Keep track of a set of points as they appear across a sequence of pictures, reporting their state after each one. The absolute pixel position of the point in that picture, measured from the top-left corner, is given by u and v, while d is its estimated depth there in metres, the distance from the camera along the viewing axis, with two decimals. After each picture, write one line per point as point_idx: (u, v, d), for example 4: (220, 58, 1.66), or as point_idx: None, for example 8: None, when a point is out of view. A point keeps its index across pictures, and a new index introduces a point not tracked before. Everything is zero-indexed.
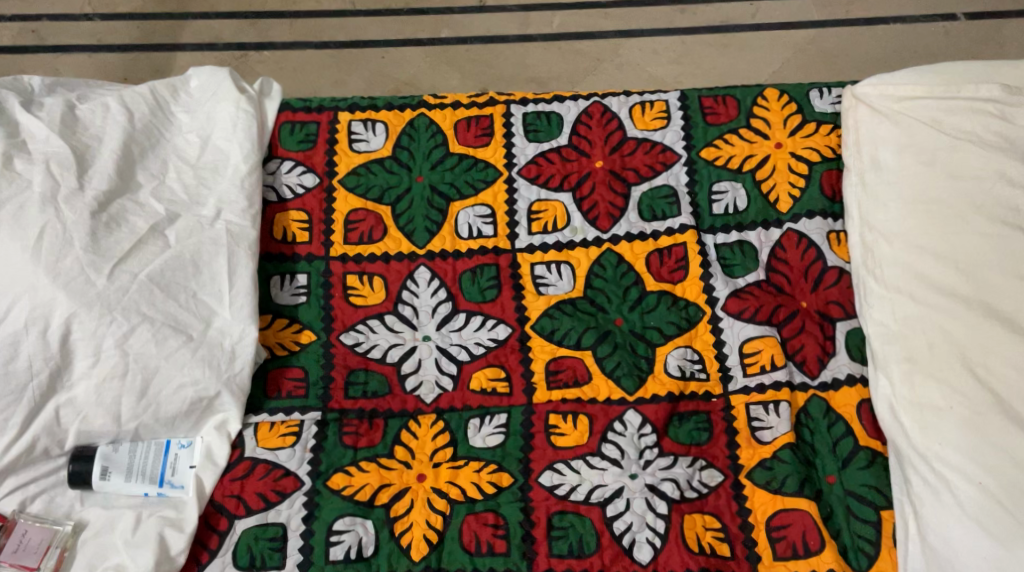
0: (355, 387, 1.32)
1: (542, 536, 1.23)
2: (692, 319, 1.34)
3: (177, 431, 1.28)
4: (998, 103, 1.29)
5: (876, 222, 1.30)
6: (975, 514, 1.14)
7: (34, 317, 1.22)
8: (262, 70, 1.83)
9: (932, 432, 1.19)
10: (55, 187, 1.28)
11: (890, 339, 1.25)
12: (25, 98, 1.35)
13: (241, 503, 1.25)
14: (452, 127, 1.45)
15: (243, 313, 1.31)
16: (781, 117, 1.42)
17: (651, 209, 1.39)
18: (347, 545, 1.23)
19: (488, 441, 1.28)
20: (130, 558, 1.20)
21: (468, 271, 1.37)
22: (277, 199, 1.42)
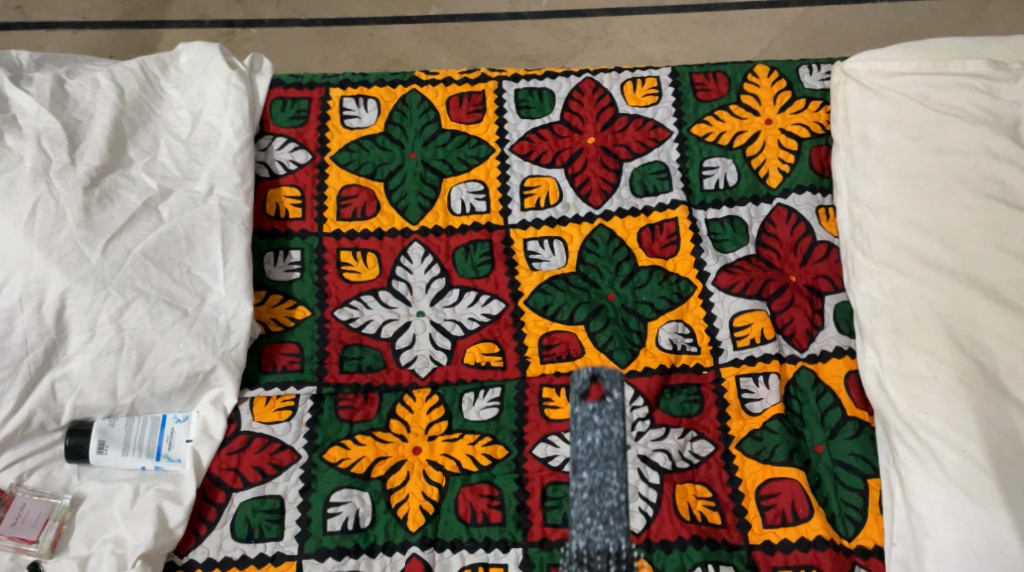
0: (350, 361, 1.32)
1: (537, 506, 1.25)
2: (683, 294, 1.35)
3: (172, 406, 1.28)
4: (985, 78, 1.32)
5: (864, 196, 1.32)
6: (959, 480, 1.16)
7: (29, 292, 1.23)
8: (249, 48, 1.82)
9: (919, 402, 1.21)
10: (47, 162, 1.28)
11: (878, 312, 1.27)
12: (14, 73, 1.35)
13: (238, 476, 1.26)
14: (444, 104, 1.46)
15: (238, 288, 1.31)
16: (771, 93, 1.44)
17: (643, 185, 1.40)
18: (345, 517, 1.24)
19: (482, 414, 1.30)
20: (129, 530, 1.21)
21: (462, 247, 1.38)
22: (269, 175, 1.42)
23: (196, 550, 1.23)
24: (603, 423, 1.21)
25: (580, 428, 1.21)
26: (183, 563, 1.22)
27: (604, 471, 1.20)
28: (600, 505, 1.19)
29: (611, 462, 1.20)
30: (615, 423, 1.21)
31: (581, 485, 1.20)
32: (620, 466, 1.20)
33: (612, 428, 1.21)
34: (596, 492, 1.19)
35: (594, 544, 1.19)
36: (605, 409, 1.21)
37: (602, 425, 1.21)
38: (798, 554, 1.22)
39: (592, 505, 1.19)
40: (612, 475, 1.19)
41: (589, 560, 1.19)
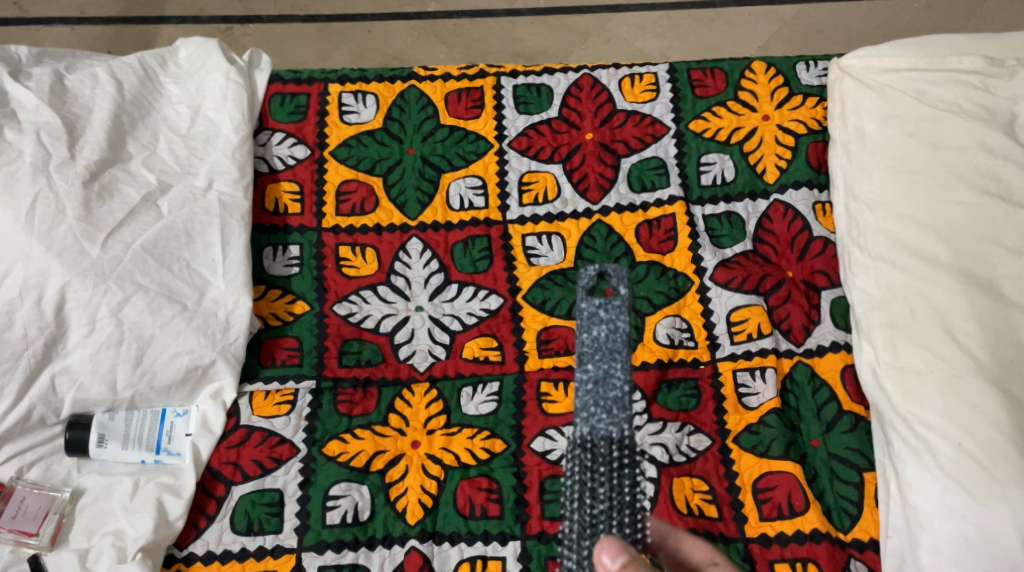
0: (349, 356, 1.33)
1: (535, 500, 1.26)
2: (680, 289, 1.36)
3: (172, 400, 1.29)
4: (981, 75, 1.33)
5: (860, 192, 1.33)
6: (954, 473, 1.17)
7: (29, 285, 1.23)
8: (248, 44, 1.83)
9: (914, 396, 1.22)
10: (46, 156, 1.28)
11: (874, 307, 1.28)
12: (13, 68, 1.35)
13: (237, 470, 1.26)
14: (442, 99, 1.46)
15: (237, 283, 1.32)
16: (768, 89, 1.45)
17: (641, 181, 1.41)
18: (344, 510, 1.25)
19: (481, 408, 1.30)
20: (129, 523, 1.21)
21: (460, 242, 1.39)
22: (268, 170, 1.43)
23: (196, 543, 1.23)
24: (610, 317, 0.96)
25: (584, 322, 0.96)
26: (182, 556, 1.23)
27: (609, 366, 0.96)
28: (604, 397, 0.96)
29: (619, 356, 0.96)
30: (621, 316, 0.96)
31: (584, 376, 0.96)
32: (628, 358, 0.96)
33: (619, 322, 0.96)
34: (601, 383, 0.96)
35: (597, 431, 0.96)
36: (612, 303, 0.96)
37: (609, 319, 0.96)
38: (794, 547, 1.23)
39: (595, 396, 0.96)
40: (617, 368, 0.96)
41: (592, 446, 0.96)
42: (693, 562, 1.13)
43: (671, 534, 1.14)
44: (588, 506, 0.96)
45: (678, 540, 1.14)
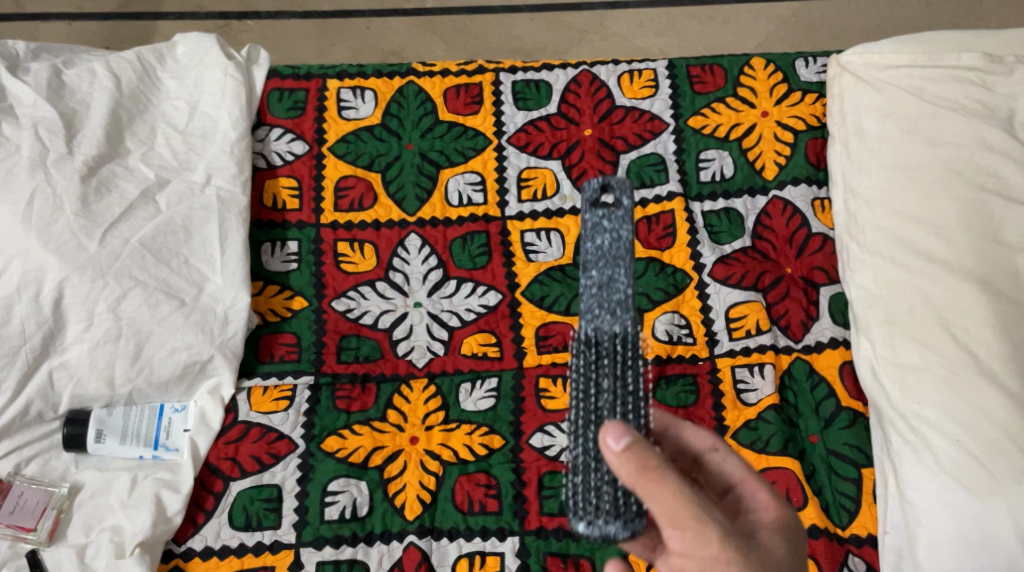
0: (348, 351, 1.33)
1: (533, 496, 1.26)
2: (679, 285, 1.36)
3: (170, 396, 1.28)
4: (979, 71, 1.33)
5: (859, 188, 1.33)
6: (952, 469, 1.17)
7: (27, 280, 1.23)
8: (246, 40, 1.82)
9: (912, 392, 1.22)
10: (44, 151, 1.28)
11: (872, 303, 1.28)
12: (11, 63, 1.35)
13: (236, 465, 1.26)
14: (441, 95, 1.46)
15: (235, 278, 1.31)
16: (767, 86, 1.45)
17: (639, 177, 1.41)
18: (342, 506, 1.25)
19: (479, 404, 1.30)
20: (127, 519, 1.21)
21: (459, 238, 1.39)
22: (267, 165, 1.42)
23: (194, 538, 1.23)
24: (613, 228, 1.01)
25: (588, 232, 1.02)
26: (180, 551, 1.23)
27: (612, 271, 1.01)
28: (608, 299, 1.01)
29: (621, 262, 1.01)
30: (624, 225, 1.01)
31: (588, 281, 1.01)
32: (630, 263, 1.01)
33: (621, 231, 1.01)
34: (605, 287, 1.01)
35: (601, 330, 1.01)
36: (615, 213, 1.01)
37: (612, 228, 1.01)
38: None
39: (599, 298, 1.01)
40: (621, 272, 1.01)
41: (597, 343, 1.01)
42: (695, 450, 1.10)
43: (673, 424, 1.11)
44: (593, 396, 1.00)
45: (679, 430, 1.11)
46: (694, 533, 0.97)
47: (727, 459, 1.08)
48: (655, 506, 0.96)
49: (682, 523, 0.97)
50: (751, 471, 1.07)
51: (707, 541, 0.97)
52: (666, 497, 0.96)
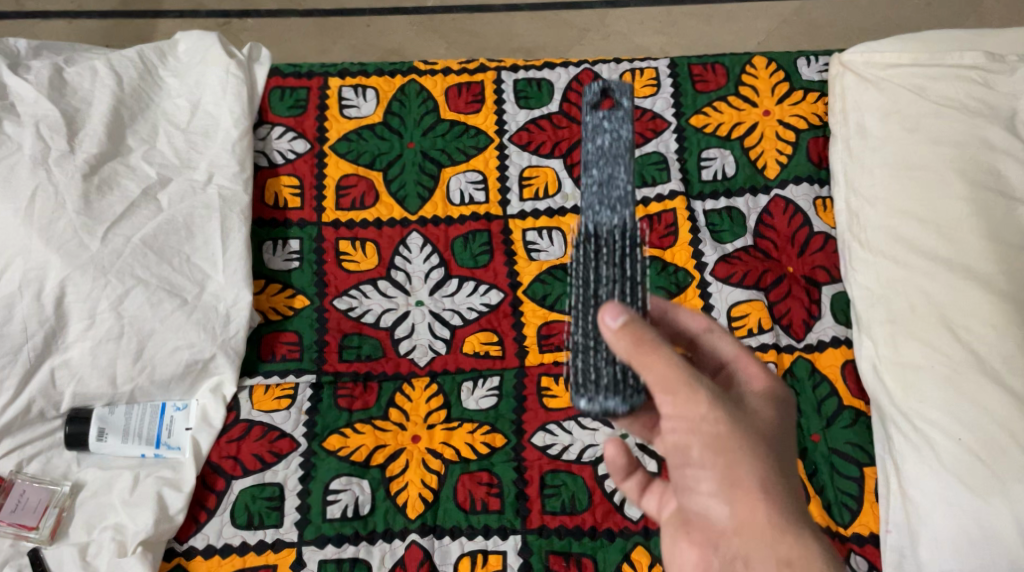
0: (349, 350, 1.33)
1: (535, 494, 1.26)
2: (681, 284, 1.36)
3: (172, 394, 1.28)
4: (981, 70, 1.34)
5: (861, 187, 1.33)
6: (954, 468, 1.17)
7: (29, 278, 1.23)
8: (246, 38, 1.82)
9: (914, 391, 1.22)
10: (45, 150, 1.28)
11: (874, 302, 1.28)
12: (12, 61, 1.35)
13: (238, 464, 1.26)
14: (443, 94, 1.46)
15: (237, 277, 1.31)
16: (769, 85, 1.45)
17: (641, 175, 1.41)
18: (344, 504, 1.25)
19: (481, 403, 1.30)
20: (129, 517, 1.21)
21: (461, 237, 1.39)
22: (268, 164, 1.42)
23: (196, 537, 1.23)
24: (613, 127, 1.05)
25: (589, 133, 1.05)
26: (182, 550, 1.22)
27: (612, 169, 1.04)
28: (608, 196, 1.03)
29: (622, 160, 1.04)
30: (624, 126, 1.05)
31: (589, 180, 1.04)
32: (630, 162, 1.04)
33: (621, 131, 1.05)
34: (605, 184, 1.04)
35: (601, 223, 1.03)
36: (615, 115, 1.05)
37: (612, 129, 1.05)
38: None
39: (600, 196, 1.04)
40: (620, 170, 1.04)
41: (598, 235, 1.03)
42: (689, 331, 1.11)
43: (668, 309, 1.12)
44: (593, 284, 1.02)
45: (675, 315, 1.12)
46: (685, 398, 0.99)
47: (721, 338, 1.10)
48: (650, 377, 0.98)
49: (674, 389, 0.98)
50: (744, 348, 1.09)
51: (697, 404, 0.99)
52: (660, 366, 0.97)
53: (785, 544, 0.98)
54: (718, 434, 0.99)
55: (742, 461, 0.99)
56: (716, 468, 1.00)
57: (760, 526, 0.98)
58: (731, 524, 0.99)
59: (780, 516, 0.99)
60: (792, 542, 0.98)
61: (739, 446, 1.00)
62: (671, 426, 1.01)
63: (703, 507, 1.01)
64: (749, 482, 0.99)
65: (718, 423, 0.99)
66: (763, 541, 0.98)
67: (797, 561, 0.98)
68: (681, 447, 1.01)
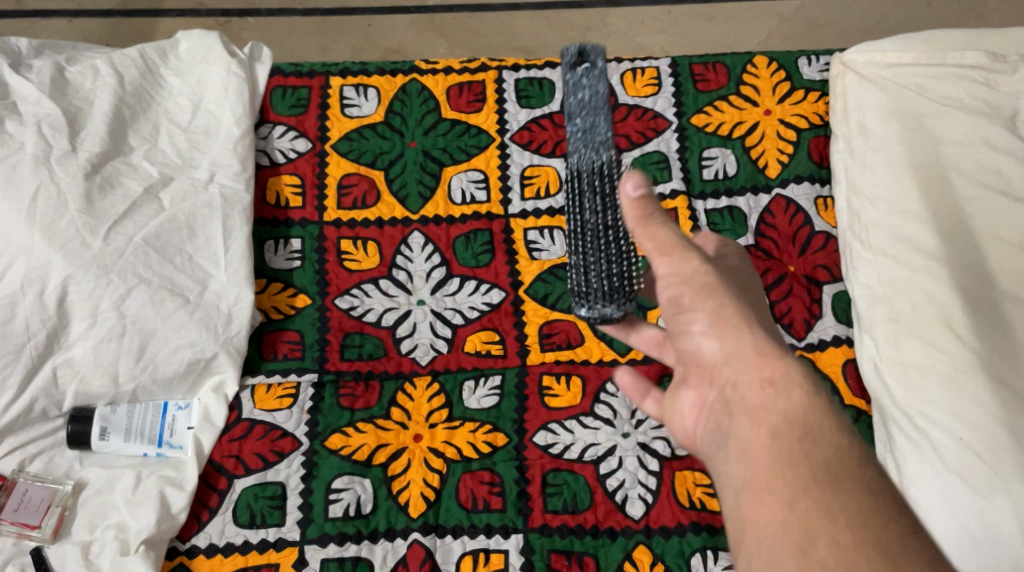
0: (351, 349, 1.33)
1: (537, 493, 1.26)
2: None
3: (174, 393, 1.28)
4: (983, 70, 1.34)
5: (862, 186, 1.33)
6: (956, 467, 1.17)
7: (31, 277, 1.23)
8: (247, 37, 1.82)
9: (916, 390, 1.22)
10: (47, 149, 1.28)
11: (876, 302, 1.28)
12: (13, 60, 1.35)
13: (239, 463, 1.26)
14: (444, 93, 1.46)
15: (239, 276, 1.31)
16: (770, 84, 1.45)
17: (642, 175, 1.41)
18: (346, 503, 1.25)
19: (483, 402, 1.30)
20: (132, 516, 1.21)
21: (462, 236, 1.39)
22: (269, 163, 1.42)
23: (199, 536, 1.23)
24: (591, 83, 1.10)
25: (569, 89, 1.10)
26: (185, 549, 1.22)
27: (592, 118, 1.09)
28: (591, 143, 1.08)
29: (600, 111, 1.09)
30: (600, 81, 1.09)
31: (573, 129, 1.09)
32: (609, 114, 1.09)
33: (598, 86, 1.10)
34: (588, 132, 1.09)
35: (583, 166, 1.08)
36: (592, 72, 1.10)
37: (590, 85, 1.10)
38: None
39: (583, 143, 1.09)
40: (601, 119, 1.09)
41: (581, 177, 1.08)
42: None
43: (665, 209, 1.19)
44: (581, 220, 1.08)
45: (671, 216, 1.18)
46: (681, 258, 1.03)
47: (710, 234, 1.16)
48: (650, 244, 1.04)
49: (670, 251, 1.04)
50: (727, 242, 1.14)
51: (691, 260, 1.03)
52: (661, 233, 1.04)
53: (769, 367, 0.98)
54: (706, 279, 1.03)
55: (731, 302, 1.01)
56: (707, 311, 1.01)
57: (746, 354, 0.99)
58: (720, 357, 1.00)
59: (766, 344, 0.99)
60: (775, 363, 0.98)
61: (725, 288, 1.02)
62: (664, 282, 1.04)
63: (693, 346, 1.03)
64: (738, 322, 1.00)
65: (709, 274, 1.03)
66: (746, 363, 0.98)
67: (778, 378, 0.97)
68: (671, 297, 1.04)
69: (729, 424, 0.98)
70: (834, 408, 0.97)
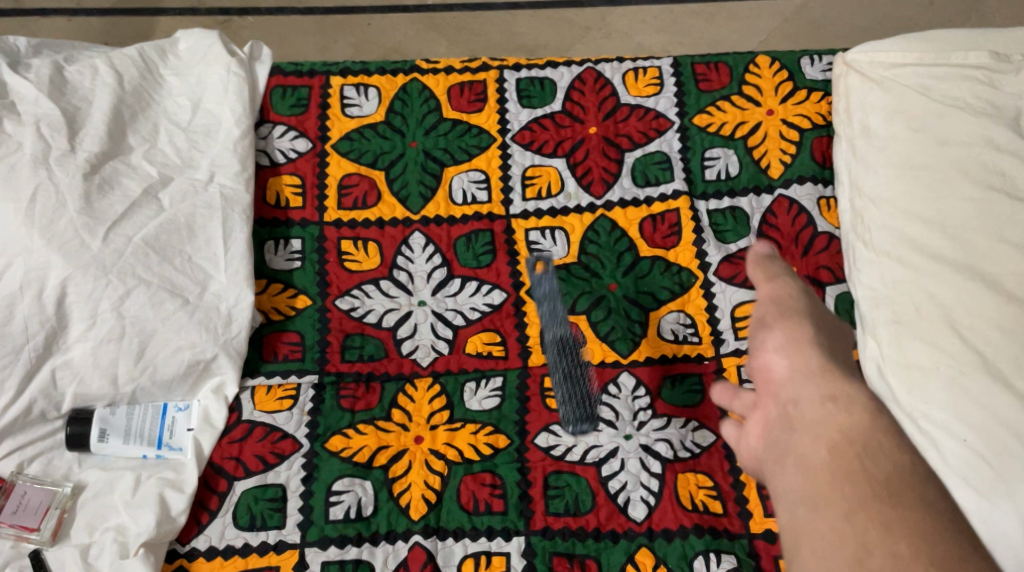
0: (352, 350, 1.32)
1: (539, 495, 1.25)
2: (685, 284, 1.35)
3: (174, 395, 1.28)
4: (987, 70, 1.33)
5: (865, 187, 1.33)
6: (960, 470, 1.16)
7: (30, 279, 1.23)
8: (247, 36, 1.82)
9: (919, 392, 1.21)
10: (46, 149, 1.28)
11: (879, 302, 1.28)
12: (11, 59, 1.34)
13: (240, 465, 1.25)
14: (445, 93, 1.45)
15: (239, 276, 1.31)
16: (772, 84, 1.44)
17: (644, 175, 1.40)
18: (347, 505, 1.24)
19: (484, 404, 1.30)
20: (131, 519, 1.20)
21: (463, 237, 1.38)
22: (269, 163, 1.42)
23: (198, 538, 1.22)
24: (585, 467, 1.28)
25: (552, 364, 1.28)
26: (185, 551, 1.22)
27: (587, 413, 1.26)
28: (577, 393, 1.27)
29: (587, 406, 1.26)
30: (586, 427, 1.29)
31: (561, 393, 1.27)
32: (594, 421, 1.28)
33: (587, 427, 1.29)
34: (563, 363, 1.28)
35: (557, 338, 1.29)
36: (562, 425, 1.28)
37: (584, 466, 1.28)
38: None
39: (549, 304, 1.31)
40: (578, 378, 1.28)
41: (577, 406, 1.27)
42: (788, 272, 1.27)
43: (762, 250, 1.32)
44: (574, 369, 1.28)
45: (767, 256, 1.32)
46: (780, 289, 1.23)
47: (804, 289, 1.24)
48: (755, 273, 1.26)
49: (773, 278, 1.24)
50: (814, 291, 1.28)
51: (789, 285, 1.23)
52: (775, 272, 1.25)
53: (830, 384, 1.11)
54: (793, 307, 1.21)
55: (804, 321, 1.19)
56: (783, 328, 1.19)
57: (812, 369, 1.13)
58: (788, 374, 1.15)
59: (836, 367, 1.13)
60: (842, 385, 1.11)
61: (807, 315, 1.20)
62: (761, 305, 1.23)
63: (767, 363, 1.18)
64: (807, 344, 1.16)
65: (798, 301, 1.21)
66: (810, 380, 1.12)
67: (840, 398, 1.09)
68: (760, 319, 1.22)
69: (789, 439, 1.09)
70: (895, 432, 1.07)
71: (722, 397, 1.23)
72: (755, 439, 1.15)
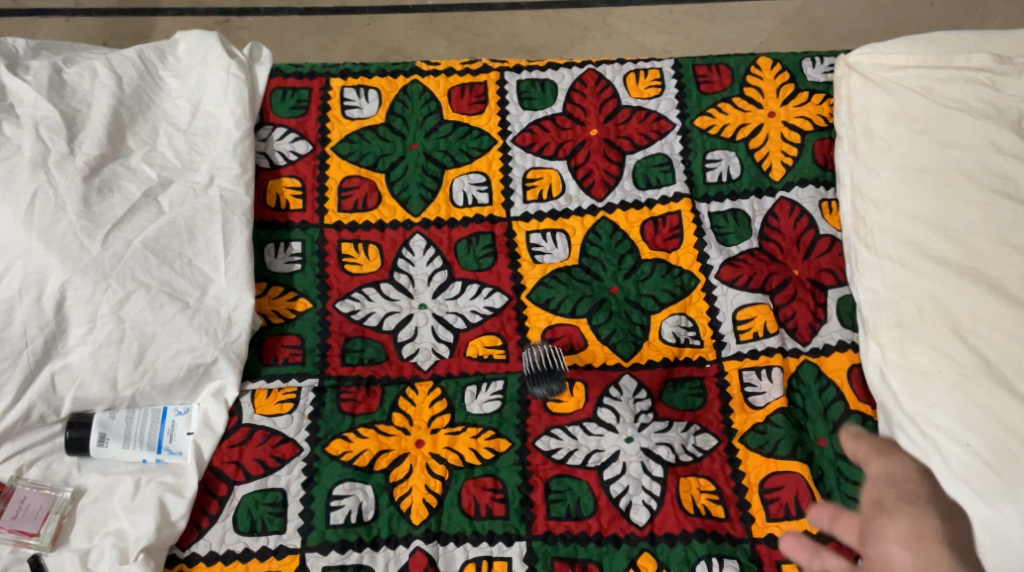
0: (352, 354, 1.32)
1: (540, 499, 1.25)
2: (686, 287, 1.35)
3: (174, 398, 1.27)
4: (989, 72, 1.33)
5: (867, 189, 1.32)
6: (963, 475, 1.16)
7: (29, 282, 1.22)
8: (246, 37, 1.81)
9: (921, 395, 1.21)
10: (45, 152, 1.27)
11: (881, 306, 1.27)
12: (10, 61, 1.33)
13: (240, 469, 1.25)
14: (446, 94, 1.45)
15: (239, 280, 1.30)
16: (773, 86, 1.44)
17: (646, 177, 1.40)
18: (347, 510, 1.23)
19: (485, 407, 1.29)
20: (131, 523, 1.20)
21: (464, 239, 1.37)
22: (269, 165, 1.41)
23: (198, 543, 1.22)
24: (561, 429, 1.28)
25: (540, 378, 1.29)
26: (185, 556, 1.21)
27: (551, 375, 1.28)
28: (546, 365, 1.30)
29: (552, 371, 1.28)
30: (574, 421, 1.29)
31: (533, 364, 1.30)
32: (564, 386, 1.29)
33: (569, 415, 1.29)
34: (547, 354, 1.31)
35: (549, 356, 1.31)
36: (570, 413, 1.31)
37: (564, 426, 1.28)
38: None
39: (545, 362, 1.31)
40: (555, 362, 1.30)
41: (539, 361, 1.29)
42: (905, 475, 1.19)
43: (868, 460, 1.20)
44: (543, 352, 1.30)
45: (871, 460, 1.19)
46: (909, 502, 1.13)
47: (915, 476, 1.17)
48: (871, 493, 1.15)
49: (913, 501, 1.13)
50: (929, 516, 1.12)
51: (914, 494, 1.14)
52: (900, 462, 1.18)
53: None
54: (913, 491, 1.15)
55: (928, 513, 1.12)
56: (903, 538, 1.10)
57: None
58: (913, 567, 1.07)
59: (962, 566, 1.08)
60: None
61: (928, 502, 1.14)
62: (874, 480, 1.17)
63: (886, 554, 1.09)
64: (932, 539, 1.09)
65: (919, 485, 1.16)
66: None
67: None
68: (877, 499, 1.14)
69: None
70: None
71: (797, 552, 1.14)
72: (871, 568, 1.09)
